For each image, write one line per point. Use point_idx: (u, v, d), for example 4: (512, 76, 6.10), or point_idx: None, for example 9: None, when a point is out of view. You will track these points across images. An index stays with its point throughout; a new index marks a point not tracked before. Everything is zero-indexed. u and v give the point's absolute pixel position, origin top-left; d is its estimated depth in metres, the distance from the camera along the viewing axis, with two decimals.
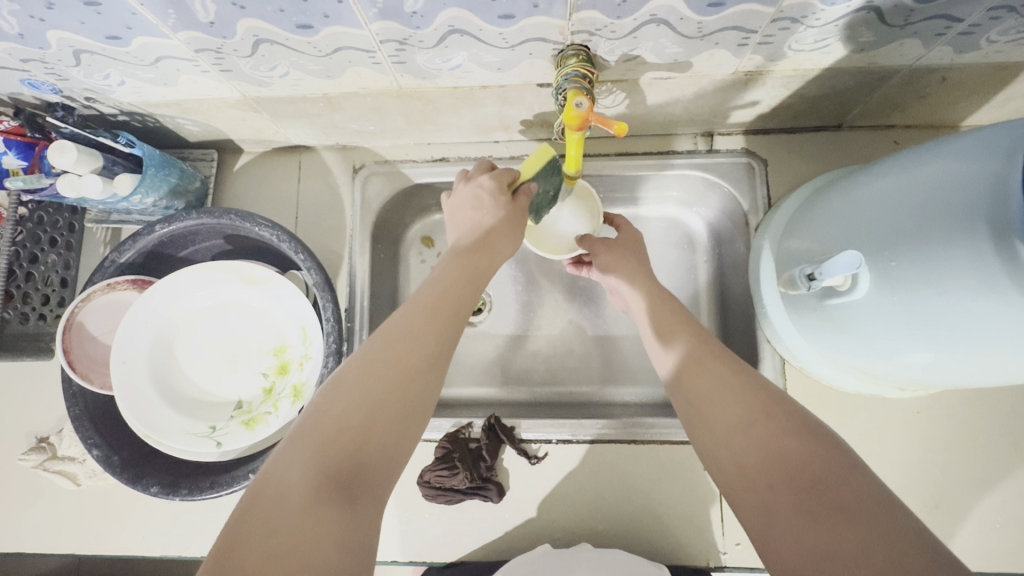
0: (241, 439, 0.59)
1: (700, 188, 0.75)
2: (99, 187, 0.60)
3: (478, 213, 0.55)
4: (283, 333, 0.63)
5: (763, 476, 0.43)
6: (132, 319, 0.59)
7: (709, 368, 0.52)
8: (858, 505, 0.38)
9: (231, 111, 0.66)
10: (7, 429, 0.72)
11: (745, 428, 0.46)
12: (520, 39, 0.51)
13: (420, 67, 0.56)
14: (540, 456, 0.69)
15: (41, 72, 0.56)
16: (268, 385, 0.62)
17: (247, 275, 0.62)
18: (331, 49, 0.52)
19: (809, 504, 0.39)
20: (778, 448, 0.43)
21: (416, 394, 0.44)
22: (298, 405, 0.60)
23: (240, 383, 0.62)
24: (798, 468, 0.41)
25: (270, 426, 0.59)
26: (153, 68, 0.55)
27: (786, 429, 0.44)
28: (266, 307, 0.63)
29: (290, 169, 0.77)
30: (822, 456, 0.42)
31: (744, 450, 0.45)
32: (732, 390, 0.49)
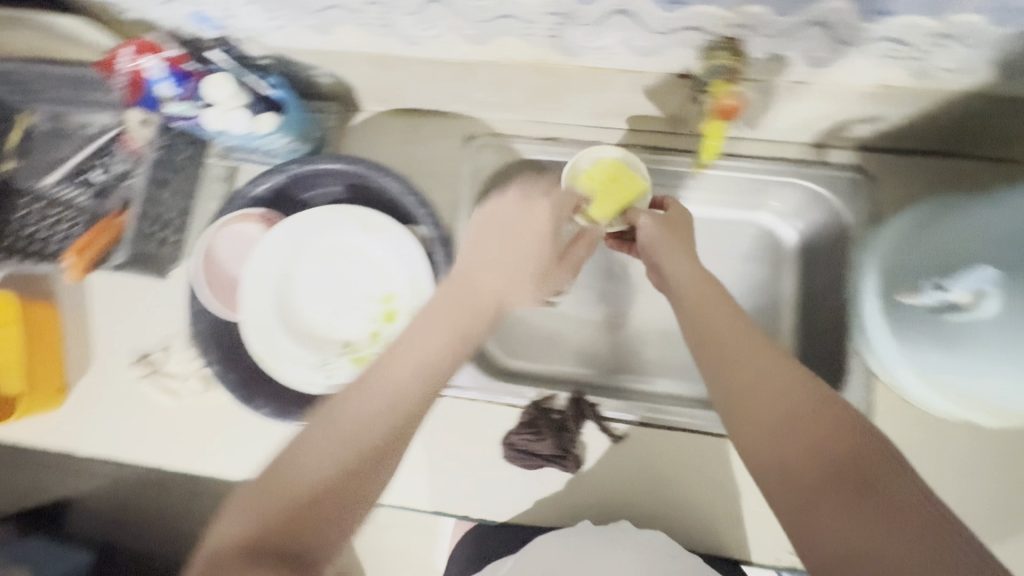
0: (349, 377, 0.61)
1: (802, 198, 0.76)
2: (242, 123, 0.65)
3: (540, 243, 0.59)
4: (392, 284, 0.65)
5: (808, 473, 0.41)
6: (260, 252, 0.63)
7: (744, 350, 0.50)
8: (908, 510, 0.37)
9: (368, 67, 0.68)
10: (116, 340, 0.77)
11: (785, 422, 0.44)
12: (677, 26, 0.53)
13: (570, 44, 0.58)
14: (620, 435, 0.70)
15: (212, 7, 0.60)
16: (375, 330, 0.64)
17: (369, 224, 0.64)
18: (494, 16, 0.55)
19: (856, 508, 0.38)
20: (822, 442, 0.42)
21: (372, 452, 0.42)
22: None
23: (349, 325, 0.65)
24: (845, 466, 0.40)
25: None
26: (317, 15, 0.59)
27: (827, 420, 0.43)
28: (380, 255, 0.65)
29: (405, 131, 0.79)
30: (870, 451, 0.40)
31: (789, 446, 0.43)
32: (769, 374, 0.47)
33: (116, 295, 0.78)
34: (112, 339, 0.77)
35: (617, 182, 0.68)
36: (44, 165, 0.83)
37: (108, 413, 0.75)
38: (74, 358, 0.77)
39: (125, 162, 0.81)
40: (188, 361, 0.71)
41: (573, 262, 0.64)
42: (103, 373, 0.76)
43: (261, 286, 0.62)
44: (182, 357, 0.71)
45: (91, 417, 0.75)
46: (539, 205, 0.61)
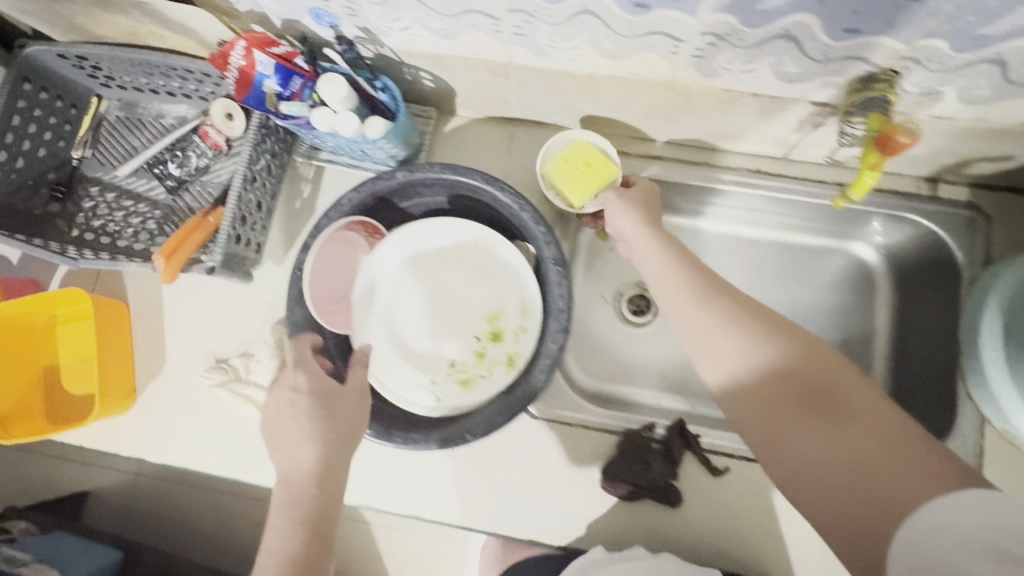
0: (457, 398, 0.62)
1: (907, 232, 0.74)
2: (352, 127, 0.61)
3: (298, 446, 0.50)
4: (500, 302, 0.64)
5: (774, 393, 0.47)
6: (370, 267, 0.65)
7: (709, 292, 0.53)
8: (860, 409, 0.44)
9: (481, 73, 0.66)
10: (190, 343, 0.73)
11: (754, 352, 0.49)
12: (840, 55, 0.50)
13: (713, 66, 0.56)
14: (721, 470, 0.66)
15: (337, 4, 0.57)
16: (480, 349, 0.64)
17: (480, 240, 0.65)
18: (644, 33, 0.52)
19: (815, 415, 0.45)
20: (782, 362, 0.48)
21: None
22: (514, 373, 0.61)
23: (455, 343, 0.65)
24: (805, 382, 0.46)
25: (482, 390, 0.61)
26: (450, 19, 0.56)
27: (790, 346, 0.48)
28: (490, 272, 0.65)
29: (501, 140, 0.77)
30: (826, 365, 0.47)
31: (755, 380, 0.48)
32: (737, 310, 0.51)
33: (190, 295, 0.75)
34: (186, 342, 0.73)
35: (590, 166, 0.68)
36: (115, 156, 0.79)
37: (181, 421, 0.71)
38: (143, 361, 0.74)
39: (204, 156, 0.78)
40: (273, 371, 0.68)
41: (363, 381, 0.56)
42: (175, 378, 0.73)
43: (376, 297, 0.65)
44: (268, 366, 0.68)
45: (161, 424, 0.72)
46: (297, 351, 0.55)
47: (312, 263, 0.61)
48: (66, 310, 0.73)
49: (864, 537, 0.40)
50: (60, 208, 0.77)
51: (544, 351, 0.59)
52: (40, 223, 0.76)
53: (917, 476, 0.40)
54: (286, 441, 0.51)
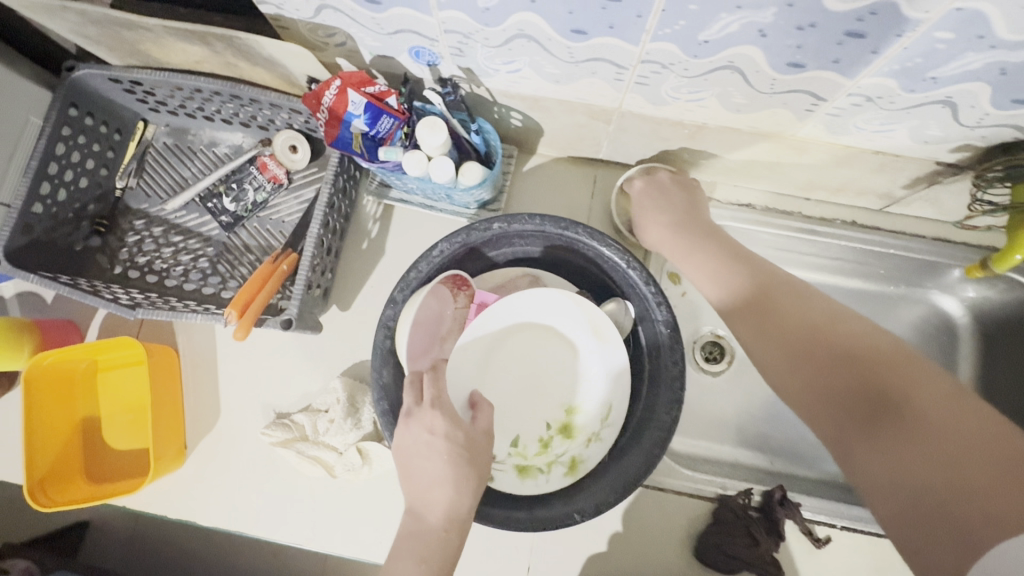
0: (513, 486, 0.57)
1: (1000, 289, 0.72)
2: (446, 174, 0.57)
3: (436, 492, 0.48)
4: (583, 398, 0.61)
5: (834, 400, 0.44)
6: (488, 314, 0.59)
7: (756, 297, 0.51)
8: (926, 414, 0.39)
9: (579, 117, 0.62)
10: (247, 397, 0.67)
11: (810, 357, 0.46)
12: (995, 122, 0.48)
13: (847, 124, 0.52)
14: (823, 540, 0.63)
15: (445, 44, 0.52)
16: (547, 437, 0.60)
17: (597, 328, 0.60)
18: (785, 90, 0.49)
19: (875, 422, 0.41)
20: (834, 364, 0.45)
21: None
22: (573, 480, 0.57)
23: (523, 421, 0.61)
24: (860, 386, 0.43)
25: (540, 484, 0.58)
26: (570, 66, 0.51)
27: (851, 351, 0.44)
28: (590, 364, 0.61)
29: (583, 182, 0.72)
30: (881, 362, 0.43)
31: (810, 388, 0.46)
32: (784, 312, 0.49)
33: (246, 343, 0.68)
34: (242, 395, 0.67)
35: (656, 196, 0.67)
36: (163, 188, 0.73)
37: (238, 482, 0.65)
38: (194, 414, 0.67)
39: (262, 189, 0.71)
40: (346, 432, 0.62)
41: (483, 431, 0.52)
42: (231, 434, 0.67)
43: (464, 361, 0.60)
44: (340, 427, 0.63)
45: (216, 485, 0.66)
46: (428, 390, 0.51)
47: (413, 318, 0.56)
48: (109, 356, 0.66)
49: (937, 559, 0.35)
50: (102, 242, 0.71)
51: (657, 422, 0.55)
52: (80, 259, 0.69)
53: (999, 493, 0.33)
54: (424, 483, 0.48)
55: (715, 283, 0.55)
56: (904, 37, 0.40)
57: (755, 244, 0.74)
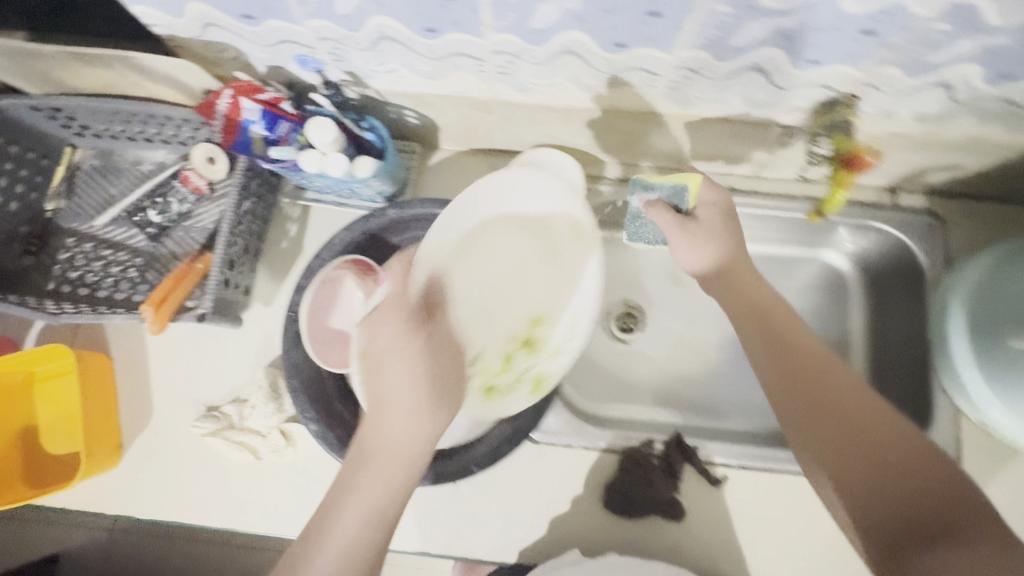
0: (476, 407, 0.59)
1: (874, 239, 0.78)
2: (342, 167, 0.62)
3: (394, 417, 0.48)
4: (546, 308, 0.63)
5: (876, 488, 0.48)
6: (451, 212, 0.57)
7: (810, 378, 0.55)
8: (966, 523, 0.45)
9: (465, 110, 0.67)
10: (177, 394, 0.71)
11: (853, 450, 0.50)
12: (805, 83, 0.54)
13: (688, 95, 0.59)
14: (721, 479, 0.68)
15: (323, 51, 0.58)
16: (510, 353, 0.61)
17: (577, 226, 0.61)
18: (622, 68, 0.55)
19: (913, 529, 0.46)
20: (879, 454, 0.49)
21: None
22: (537, 398, 0.61)
23: (489, 335, 0.60)
24: (905, 484, 0.48)
25: (501, 403, 0.60)
26: (436, 61, 0.57)
27: (894, 448, 0.49)
28: (546, 266, 0.63)
29: (485, 171, 0.78)
30: (917, 464, 0.48)
31: (853, 470, 0.50)
32: (833, 398, 0.53)
33: (174, 344, 0.72)
34: (172, 393, 0.71)
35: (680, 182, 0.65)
36: (92, 206, 0.78)
37: (172, 474, 0.69)
38: (128, 414, 0.71)
39: (185, 201, 0.76)
40: (269, 416, 0.67)
41: (447, 388, 0.52)
42: (164, 431, 0.70)
43: (438, 249, 0.57)
44: (263, 411, 0.67)
45: (151, 479, 0.69)
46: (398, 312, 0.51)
47: (311, 304, 0.61)
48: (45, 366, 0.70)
49: None
50: (36, 261, 0.75)
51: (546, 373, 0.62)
52: (16, 279, 0.73)
53: None
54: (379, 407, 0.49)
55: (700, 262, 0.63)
56: (691, 12, 0.46)
57: None
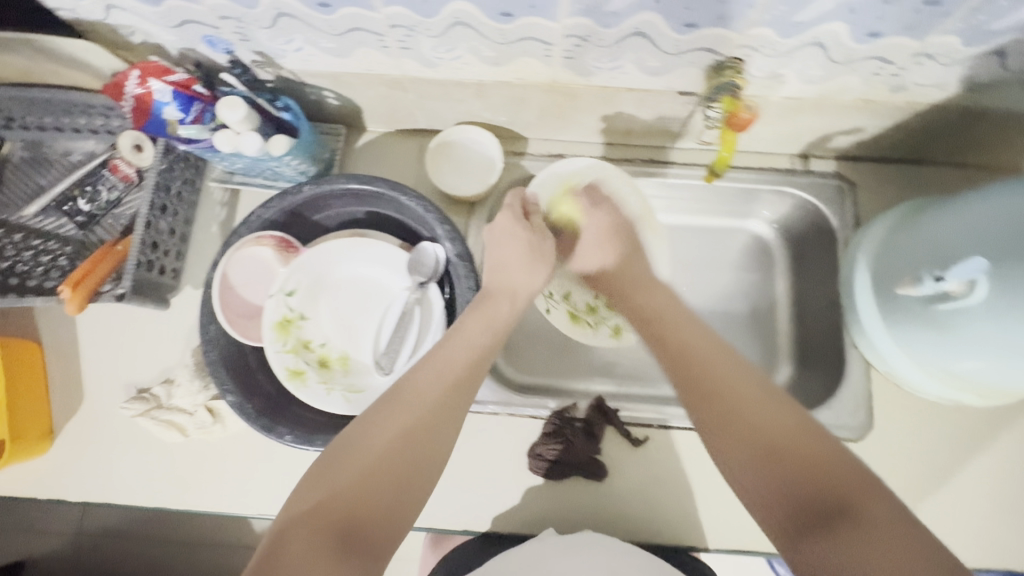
0: (564, 325, 0.78)
1: (792, 206, 0.81)
2: (256, 145, 0.63)
3: (512, 273, 0.68)
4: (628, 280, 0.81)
5: (773, 477, 0.46)
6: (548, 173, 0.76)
7: (703, 369, 0.55)
8: (865, 511, 0.41)
9: (380, 89, 0.69)
10: (107, 377, 0.72)
11: (748, 439, 0.48)
12: (690, 47, 0.57)
13: (586, 64, 0.61)
14: (642, 440, 0.71)
15: (228, 30, 0.59)
16: (595, 305, 0.80)
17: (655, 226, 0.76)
18: (516, 39, 0.57)
19: (811, 522, 0.43)
20: (768, 440, 0.47)
21: (422, 452, 0.51)
22: (615, 342, 0.79)
23: (581, 286, 0.81)
24: (803, 470, 0.45)
25: (587, 335, 0.79)
26: (338, 38, 0.59)
27: (786, 435, 0.47)
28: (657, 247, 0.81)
29: (411, 151, 0.80)
30: (808, 448, 0.46)
31: (748, 460, 0.48)
32: (728, 388, 0.52)
33: (103, 328, 0.73)
34: (102, 376, 0.72)
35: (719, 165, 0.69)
36: (20, 197, 0.77)
37: (103, 455, 0.70)
38: (58, 399, 0.72)
39: (115, 188, 0.77)
40: (195, 394, 0.68)
41: (548, 254, 0.71)
42: (94, 415, 0.71)
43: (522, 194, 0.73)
44: (189, 389, 0.68)
45: (81, 461, 0.70)
46: (510, 212, 0.70)
47: (232, 280, 0.64)
48: None
49: None
50: None
51: None
52: None
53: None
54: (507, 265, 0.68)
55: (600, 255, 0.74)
56: None
57: None
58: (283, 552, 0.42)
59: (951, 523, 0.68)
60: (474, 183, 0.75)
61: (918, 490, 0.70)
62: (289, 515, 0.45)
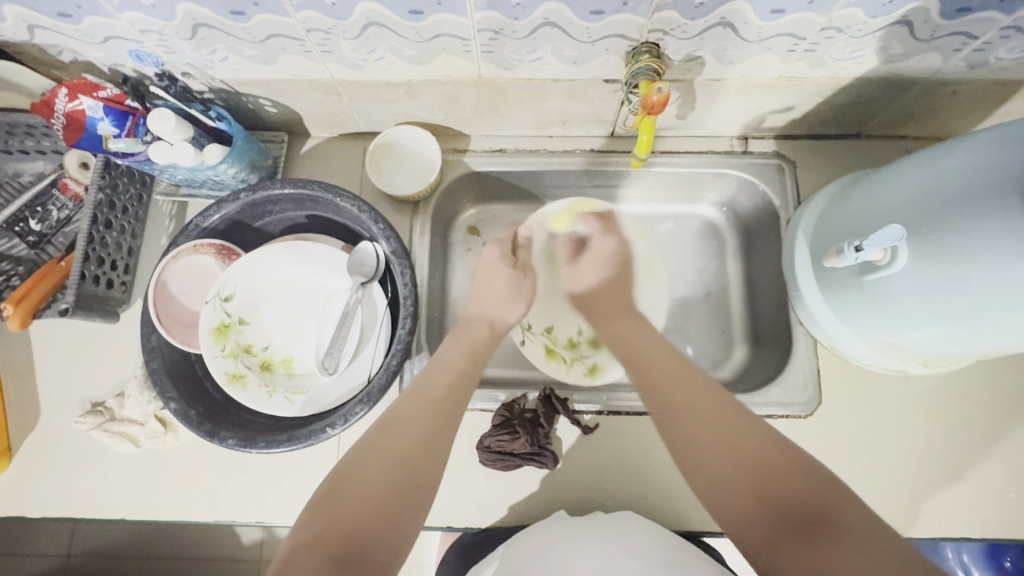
0: (537, 358, 0.79)
1: (736, 187, 0.81)
2: (190, 156, 0.63)
3: (492, 304, 0.71)
4: None
5: (747, 500, 0.47)
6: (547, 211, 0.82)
7: (676, 390, 0.56)
8: (845, 526, 0.43)
9: (313, 94, 0.70)
10: (61, 393, 0.73)
11: (722, 462, 0.49)
12: (602, 34, 0.58)
13: (506, 57, 0.62)
14: (592, 427, 0.72)
15: (152, 43, 0.61)
16: (577, 342, 0.82)
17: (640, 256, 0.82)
18: (431, 36, 0.58)
19: (785, 536, 0.44)
20: (742, 457, 0.49)
21: (417, 476, 0.52)
22: (587, 378, 0.77)
23: (565, 322, 0.83)
24: (775, 491, 0.46)
25: (560, 369, 0.79)
26: (260, 46, 0.60)
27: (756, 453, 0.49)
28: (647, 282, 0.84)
29: (354, 154, 0.80)
30: (777, 468, 0.48)
31: (725, 482, 0.49)
32: (695, 408, 0.53)
33: (58, 346, 0.74)
34: (56, 392, 0.73)
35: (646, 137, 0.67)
36: None
37: (58, 471, 0.70)
38: (11, 417, 0.72)
39: (65, 208, 0.77)
40: (146, 404, 0.69)
41: (527, 290, 0.75)
42: (50, 432, 0.72)
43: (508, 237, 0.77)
44: (139, 400, 0.69)
45: (36, 479, 0.70)
46: (496, 249, 0.75)
47: (176, 290, 0.66)
48: None
49: None
50: None
51: (399, 338, 0.63)
52: None
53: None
54: (486, 296, 0.72)
55: (603, 244, 0.78)
56: None
57: (522, 185, 0.83)
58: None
59: (906, 490, 0.69)
60: (415, 182, 0.76)
61: (873, 459, 0.70)
62: (294, 548, 0.46)
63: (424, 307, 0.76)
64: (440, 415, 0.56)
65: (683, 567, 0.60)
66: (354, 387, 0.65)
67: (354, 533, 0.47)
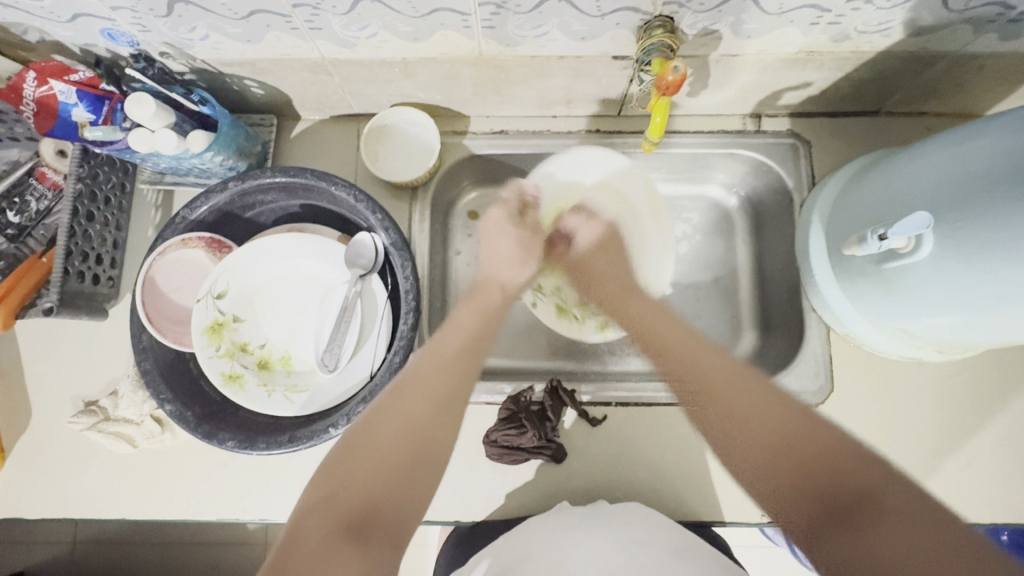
0: (549, 317, 0.77)
1: (747, 167, 0.78)
2: (173, 143, 0.59)
3: (505, 267, 0.68)
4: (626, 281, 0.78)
5: (797, 486, 0.45)
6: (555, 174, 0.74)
7: (704, 372, 0.53)
8: (905, 511, 0.40)
9: (303, 74, 0.66)
10: (50, 391, 0.70)
11: (763, 443, 0.47)
12: (613, 8, 0.53)
13: (508, 33, 0.58)
14: (599, 419, 0.71)
15: (125, 22, 0.56)
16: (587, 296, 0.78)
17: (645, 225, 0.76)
18: (428, 11, 0.54)
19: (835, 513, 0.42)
20: (786, 438, 0.47)
21: (430, 438, 0.49)
22: (600, 335, 0.75)
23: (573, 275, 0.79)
24: (836, 475, 0.44)
25: (572, 328, 0.76)
26: (243, 23, 0.56)
27: (796, 435, 0.47)
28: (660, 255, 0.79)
29: (348, 137, 0.76)
30: (822, 451, 0.45)
31: (771, 467, 0.46)
32: (724, 390, 0.51)
33: (45, 344, 0.71)
34: (45, 390, 0.70)
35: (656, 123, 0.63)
36: None
37: (54, 471, 0.69)
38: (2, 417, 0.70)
39: (44, 199, 0.72)
40: (141, 403, 0.67)
41: (538, 249, 0.72)
42: (44, 432, 0.70)
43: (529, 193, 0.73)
44: (134, 399, 0.67)
45: (31, 480, 0.69)
46: (504, 208, 0.72)
47: (164, 288, 0.63)
48: None
49: None
50: None
51: (400, 334, 0.60)
52: None
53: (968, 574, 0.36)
54: (499, 259, 0.69)
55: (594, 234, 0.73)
56: None
57: (525, 168, 0.80)
58: (297, 551, 0.41)
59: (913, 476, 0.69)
60: (412, 167, 0.72)
61: (880, 446, 0.70)
62: (303, 512, 0.44)
63: (425, 298, 0.73)
64: (452, 375, 0.53)
65: (682, 551, 0.60)
66: (356, 383, 0.62)
67: (365, 499, 0.45)
